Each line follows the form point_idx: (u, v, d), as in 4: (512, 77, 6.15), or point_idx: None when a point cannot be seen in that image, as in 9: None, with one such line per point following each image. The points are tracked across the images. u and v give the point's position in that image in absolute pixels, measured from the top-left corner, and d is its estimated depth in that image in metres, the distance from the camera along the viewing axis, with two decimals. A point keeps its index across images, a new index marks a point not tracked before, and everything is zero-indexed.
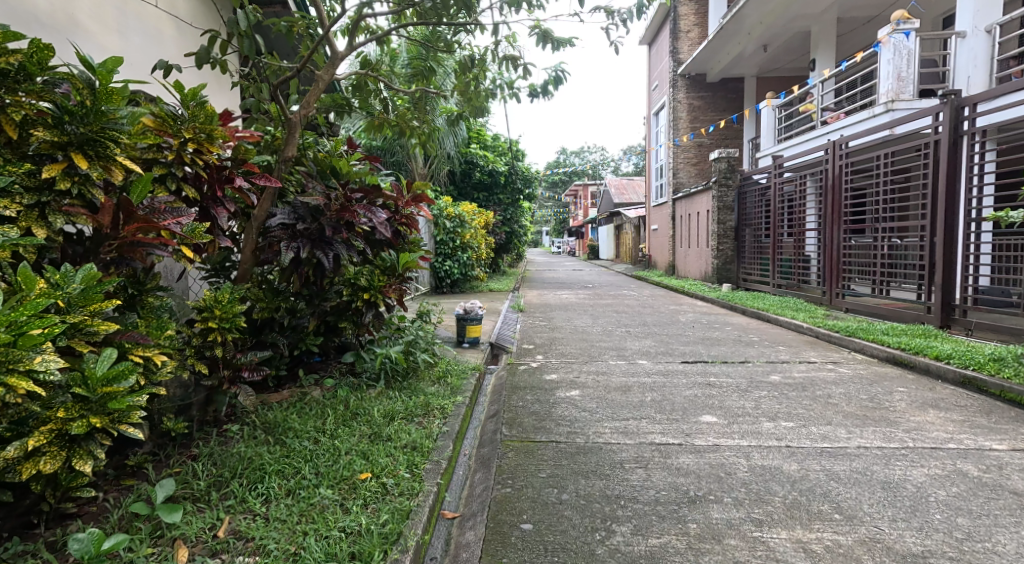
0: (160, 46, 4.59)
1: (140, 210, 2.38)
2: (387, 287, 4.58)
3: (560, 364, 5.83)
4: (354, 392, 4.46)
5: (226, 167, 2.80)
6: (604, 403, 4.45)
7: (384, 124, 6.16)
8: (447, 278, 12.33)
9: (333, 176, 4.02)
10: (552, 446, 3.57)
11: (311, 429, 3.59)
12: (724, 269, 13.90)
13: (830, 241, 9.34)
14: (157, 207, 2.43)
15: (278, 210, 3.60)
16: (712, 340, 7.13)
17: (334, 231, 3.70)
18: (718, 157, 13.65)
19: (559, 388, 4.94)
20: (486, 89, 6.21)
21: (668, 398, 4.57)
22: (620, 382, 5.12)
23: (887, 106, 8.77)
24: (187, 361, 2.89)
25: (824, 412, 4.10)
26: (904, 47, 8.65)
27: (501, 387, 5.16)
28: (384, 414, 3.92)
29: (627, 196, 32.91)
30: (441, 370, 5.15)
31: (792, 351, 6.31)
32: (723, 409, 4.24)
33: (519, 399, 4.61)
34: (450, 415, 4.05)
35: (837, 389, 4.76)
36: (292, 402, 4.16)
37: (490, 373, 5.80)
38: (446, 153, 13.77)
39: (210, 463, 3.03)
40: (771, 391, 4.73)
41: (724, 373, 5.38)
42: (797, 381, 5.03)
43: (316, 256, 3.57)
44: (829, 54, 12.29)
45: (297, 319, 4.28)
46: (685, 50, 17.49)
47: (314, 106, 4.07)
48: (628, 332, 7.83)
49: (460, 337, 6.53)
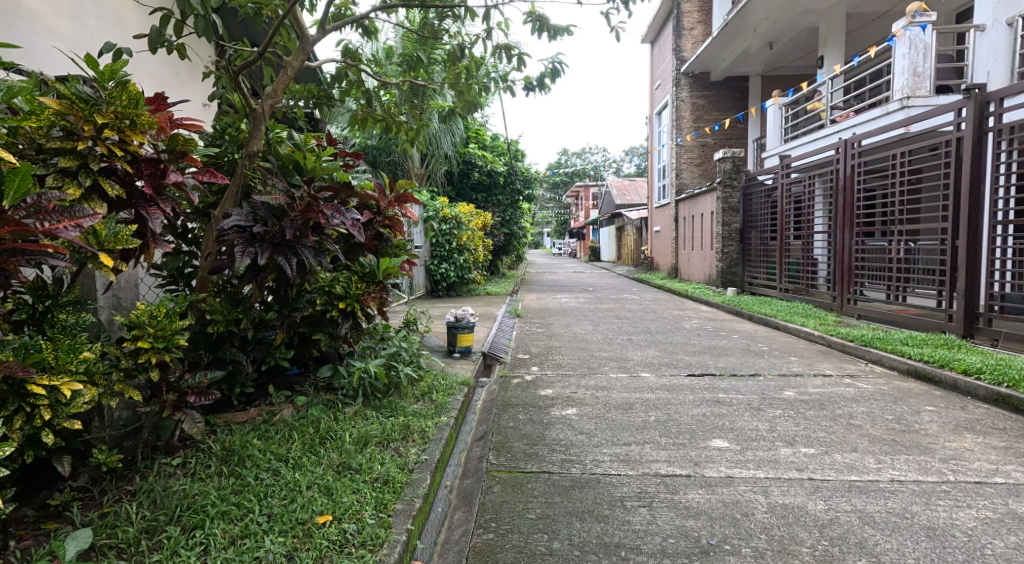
0: (120, 31, 4.18)
1: (21, 209, 1.97)
2: (365, 294, 4.17)
3: (556, 378, 5.41)
4: (329, 411, 4.07)
5: (161, 160, 2.39)
6: (604, 424, 4.05)
7: (371, 120, 5.76)
8: (443, 281, 11.92)
9: (300, 173, 3.63)
10: (543, 479, 3.16)
11: (272, 458, 3.20)
12: (729, 273, 13.47)
13: (841, 244, 8.91)
14: (44, 205, 2.01)
15: (234, 211, 3.18)
16: (719, 350, 6.72)
17: (299, 234, 3.27)
18: (724, 157, 13.26)
19: (555, 406, 4.53)
20: (479, 82, 5.81)
21: (674, 418, 4.16)
22: (622, 399, 4.71)
23: (902, 102, 8.34)
24: (117, 389, 2.47)
25: (847, 436, 3.68)
26: (921, 41, 8.25)
27: (491, 403, 4.75)
28: (357, 439, 3.53)
29: (629, 197, 32.42)
30: (427, 385, 4.74)
31: (806, 363, 5.89)
32: (735, 433, 3.83)
33: (510, 419, 4.20)
34: (431, 439, 3.65)
35: (859, 408, 4.33)
36: (260, 424, 3.79)
37: (481, 386, 5.39)
38: (442, 153, 13.35)
39: (147, 503, 2.64)
40: (786, 410, 4.33)
41: (734, 388, 4.98)
42: (813, 398, 4.62)
43: (278, 261, 3.15)
44: (838, 50, 11.89)
45: (264, 331, 3.90)
46: (689, 48, 17.08)
47: (281, 97, 3.70)
48: (630, 340, 7.42)
49: (451, 346, 6.12)
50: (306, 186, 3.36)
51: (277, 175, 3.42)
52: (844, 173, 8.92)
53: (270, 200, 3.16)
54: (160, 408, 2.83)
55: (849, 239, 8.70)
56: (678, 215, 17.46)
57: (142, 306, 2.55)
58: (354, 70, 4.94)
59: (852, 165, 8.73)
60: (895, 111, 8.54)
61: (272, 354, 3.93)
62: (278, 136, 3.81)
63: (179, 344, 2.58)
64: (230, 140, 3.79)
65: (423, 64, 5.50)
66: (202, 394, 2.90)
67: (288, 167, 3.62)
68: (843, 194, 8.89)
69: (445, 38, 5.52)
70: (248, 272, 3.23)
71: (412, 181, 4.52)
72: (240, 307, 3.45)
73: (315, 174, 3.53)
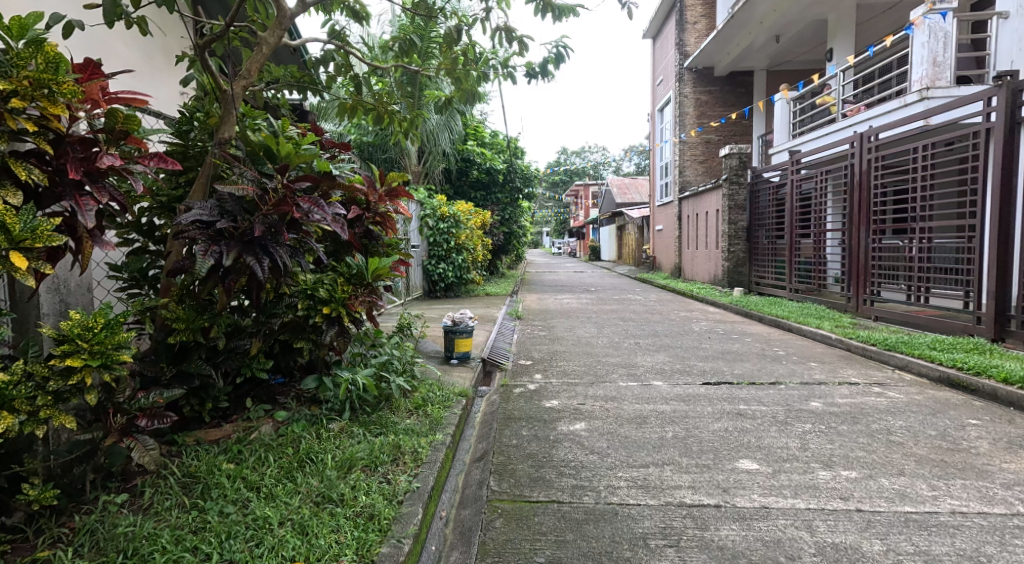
0: (77, 6, 3.77)
1: None
2: (353, 299, 3.78)
3: (562, 387, 5.01)
4: (312, 428, 3.67)
5: (95, 142, 2.07)
6: (617, 442, 3.66)
7: (362, 110, 5.36)
8: (441, 282, 11.53)
9: (273, 161, 3.22)
10: (551, 510, 2.77)
11: (242, 489, 2.81)
12: (736, 272, 13.09)
13: (856, 242, 8.51)
14: None
15: (197, 203, 2.78)
16: (733, 355, 6.33)
17: (272, 233, 2.86)
18: (729, 153, 12.88)
19: (561, 420, 4.13)
20: (477, 69, 5.41)
21: (694, 435, 3.77)
22: (635, 412, 4.31)
23: (921, 93, 7.91)
24: (44, 417, 2.08)
25: (891, 457, 3.28)
26: (941, 29, 7.82)
27: (492, 417, 4.34)
28: (340, 462, 3.13)
29: (629, 196, 32.02)
30: (421, 397, 4.32)
31: (828, 369, 5.50)
32: (765, 452, 3.43)
33: (513, 437, 3.80)
34: (425, 462, 3.25)
35: (896, 422, 3.93)
36: (233, 444, 3.39)
37: (480, 397, 4.98)
38: (440, 149, 12.97)
39: (86, 548, 2.29)
40: (816, 424, 3.93)
41: (755, 399, 4.59)
42: (843, 410, 4.23)
43: (246, 261, 2.74)
44: (848, 42, 11.48)
45: (237, 341, 3.51)
46: (692, 43, 16.66)
47: (253, 77, 3.34)
48: (637, 345, 7.04)
49: (448, 352, 5.72)
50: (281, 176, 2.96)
51: (246, 163, 3.02)
52: (859, 168, 8.51)
53: (236, 190, 2.76)
54: (104, 434, 2.45)
55: (866, 237, 8.29)
56: (682, 213, 17.07)
57: (77, 314, 2.16)
58: (341, 52, 4.53)
59: (869, 160, 8.32)
60: (911, 102, 8.09)
61: (248, 365, 3.54)
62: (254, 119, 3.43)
63: (123, 362, 2.19)
64: (199, 126, 3.40)
65: (417, 47, 5.10)
66: (155, 418, 2.54)
67: (258, 154, 3.23)
68: (859, 190, 8.48)
69: (440, 19, 5.10)
70: (208, 273, 2.81)
71: (404, 175, 4.21)
72: (209, 315, 3.06)
73: (290, 160, 3.13)
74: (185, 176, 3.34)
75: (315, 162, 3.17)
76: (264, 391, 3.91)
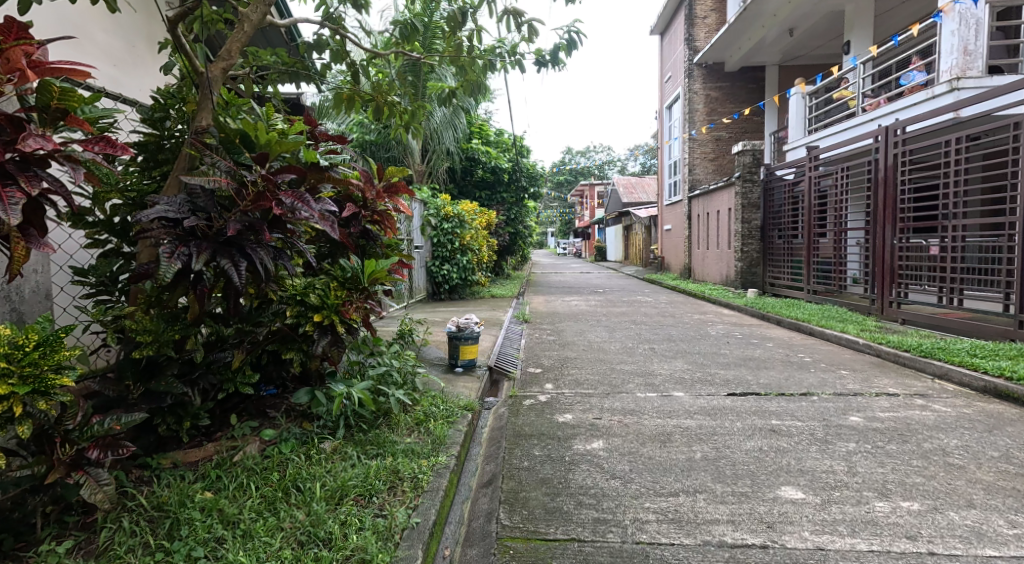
0: None
1: None
2: (347, 306, 3.46)
3: (576, 399, 4.64)
4: (302, 448, 3.31)
5: (25, 128, 1.79)
6: (639, 464, 3.31)
7: (361, 103, 5.01)
8: (445, 283, 11.17)
9: (252, 151, 2.73)
10: (571, 552, 2.45)
11: (215, 526, 2.47)
12: (749, 273, 12.70)
13: (881, 241, 8.12)
14: None
15: (163, 198, 2.41)
16: (756, 362, 5.96)
17: (250, 233, 2.50)
18: (743, 150, 12.47)
19: (577, 437, 3.77)
20: (481, 57, 5.03)
21: (726, 456, 3.40)
22: (658, 428, 3.93)
23: (950, 84, 7.54)
24: None
25: (955, 484, 2.92)
26: (972, 16, 7.46)
27: (500, 434, 3.96)
28: (331, 491, 2.77)
29: (636, 195, 31.57)
30: (423, 412, 3.94)
31: (861, 379, 5.13)
32: (809, 478, 3.07)
33: (524, 458, 3.43)
34: (426, 491, 2.89)
35: (950, 440, 3.55)
36: (214, 470, 3.04)
37: (488, 409, 4.61)
38: (445, 148, 12.63)
39: None
40: (859, 442, 3.57)
41: (788, 412, 4.22)
42: (887, 426, 3.85)
43: (221, 265, 2.38)
44: (867, 34, 11.07)
45: (217, 353, 3.13)
46: (702, 38, 16.24)
47: (235, 59, 3.02)
48: (652, 350, 6.67)
49: (453, 360, 5.36)
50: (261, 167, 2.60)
51: (223, 152, 2.65)
52: (883, 163, 8.11)
53: (207, 182, 2.40)
54: (50, 468, 2.11)
55: (891, 235, 7.90)
56: (691, 212, 16.68)
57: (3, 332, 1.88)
58: (335, 37, 4.16)
59: (895, 154, 7.92)
60: (939, 94, 7.72)
61: (231, 380, 3.17)
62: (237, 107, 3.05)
63: (62, 386, 1.92)
64: (176, 114, 3.05)
65: (418, 32, 4.72)
66: (110, 447, 2.20)
67: (233, 142, 2.68)
68: (884, 186, 8.08)
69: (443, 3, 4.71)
70: (176, 279, 2.42)
71: (403, 170, 3.98)
72: (182, 326, 2.69)
73: (270, 149, 2.63)
74: (160, 169, 3.01)
75: (301, 152, 2.82)
76: (251, 405, 3.56)
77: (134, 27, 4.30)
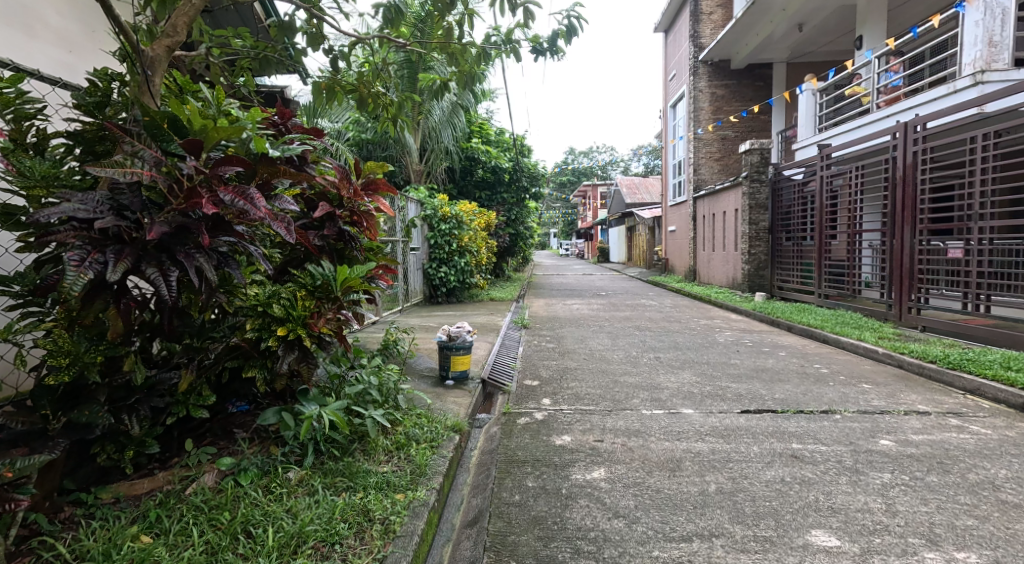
0: None
1: None
2: (316, 318, 3.09)
3: (576, 418, 4.24)
4: (263, 480, 2.92)
5: None
6: (646, 499, 2.91)
7: (343, 94, 4.64)
8: (443, 286, 10.75)
9: (184, 138, 2.28)
10: None
11: None
12: (757, 276, 12.26)
13: (899, 243, 7.72)
14: None
15: (76, 195, 2.03)
16: (770, 374, 5.55)
17: (184, 236, 2.12)
18: (750, 148, 12.02)
19: (577, 463, 3.38)
20: (473, 45, 4.64)
21: (746, 489, 2.99)
22: (666, 453, 3.52)
23: (974, 77, 7.15)
24: None
25: (1015, 530, 2.54)
26: (997, 5, 7.05)
27: (490, 459, 3.57)
28: (286, 539, 2.41)
29: (639, 196, 31.09)
30: (404, 434, 3.53)
31: (886, 395, 4.73)
32: (842, 519, 2.67)
33: (515, 491, 3.03)
34: (398, 538, 2.53)
35: (996, 470, 3.16)
36: (160, 506, 2.64)
37: (478, 428, 4.21)
38: (444, 146, 12.18)
39: None
40: (896, 473, 3.15)
41: (811, 435, 3.80)
42: (923, 452, 3.44)
43: (146, 273, 2.02)
44: (880, 29, 10.66)
45: (162, 374, 2.74)
46: (707, 34, 15.83)
47: (180, 34, 2.63)
48: (658, 360, 6.25)
49: (443, 371, 4.97)
50: (198, 158, 2.20)
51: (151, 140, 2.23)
52: (902, 162, 7.70)
53: (123, 175, 2.02)
54: None
55: (911, 237, 7.51)
56: (697, 213, 16.24)
57: None
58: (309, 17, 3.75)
59: (914, 152, 7.51)
60: (962, 88, 7.33)
61: (183, 402, 2.80)
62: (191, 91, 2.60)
63: None
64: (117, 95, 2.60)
65: (404, 15, 4.31)
66: None
67: (160, 127, 2.21)
68: (903, 185, 7.67)
69: None
70: (93, 291, 2.05)
71: (383, 165, 3.66)
72: (109, 345, 2.33)
73: (207, 136, 2.22)
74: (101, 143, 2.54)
75: (250, 140, 2.42)
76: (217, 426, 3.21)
77: (91, 8, 3.87)
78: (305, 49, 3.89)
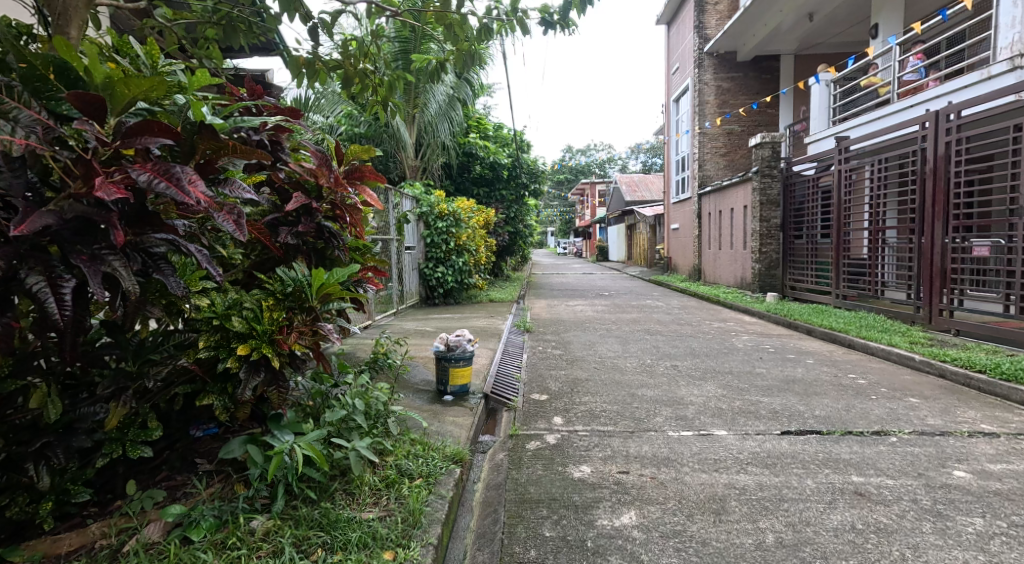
0: None
1: None
2: (286, 333, 2.53)
3: (593, 441, 3.69)
4: (219, 535, 2.37)
5: None
6: (691, 557, 2.37)
7: (326, 71, 4.08)
8: (439, 287, 10.19)
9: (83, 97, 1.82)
10: None
11: None
12: (768, 276, 11.72)
13: (929, 240, 7.20)
14: None
15: None
16: (803, 386, 4.99)
17: (86, 235, 1.68)
18: (761, 142, 11.47)
19: (603, 504, 2.84)
20: (474, 18, 4.10)
21: (815, 542, 2.45)
22: (705, 490, 2.97)
23: (1012, 62, 6.60)
24: None
25: None
26: None
27: (497, 496, 3.03)
28: None
29: (640, 193, 30.49)
30: (395, 468, 2.99)
31: (942, 412, 4.19)
32: None
33: (530, 545, 2.50)
34: None
35: None
36: None
37: (482, 454, 3.66)
38: (440, 142, 11.58)
39: None
40: (989, 518, 2.61)
41: (870, 464, 3.26)
42: (1011, 489, 2.90)
43: (29, 283, 1.62)
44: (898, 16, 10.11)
45: (86, 407, 2.19)
46: (713, 25, 15.22)
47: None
48: (676, 369, 5.69)
49: (441, 386, 4.43)
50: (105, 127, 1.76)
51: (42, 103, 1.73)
52: (934, 152, 7.15)
53: None
54: None
55: (942, 234, 6.99)
56: (702, 211, 15.71)
57: None
58: None
59: (947, 143, 6.95)
60: (998, 73, 6.77)
61: (119, 440, 2.27)
62: (126, 52, 2.10)
63: None
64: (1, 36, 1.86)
65: None
66: None
67: (43, 76, 1.79)
68: (933, 178, 7.15)
69: None
70: None
71: (369, 150, 3.12)
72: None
73: (119, 96, 1.75)
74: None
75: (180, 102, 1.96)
76: (178, 457, 2.72)
77: None
78: (279, 14, 3.35)
